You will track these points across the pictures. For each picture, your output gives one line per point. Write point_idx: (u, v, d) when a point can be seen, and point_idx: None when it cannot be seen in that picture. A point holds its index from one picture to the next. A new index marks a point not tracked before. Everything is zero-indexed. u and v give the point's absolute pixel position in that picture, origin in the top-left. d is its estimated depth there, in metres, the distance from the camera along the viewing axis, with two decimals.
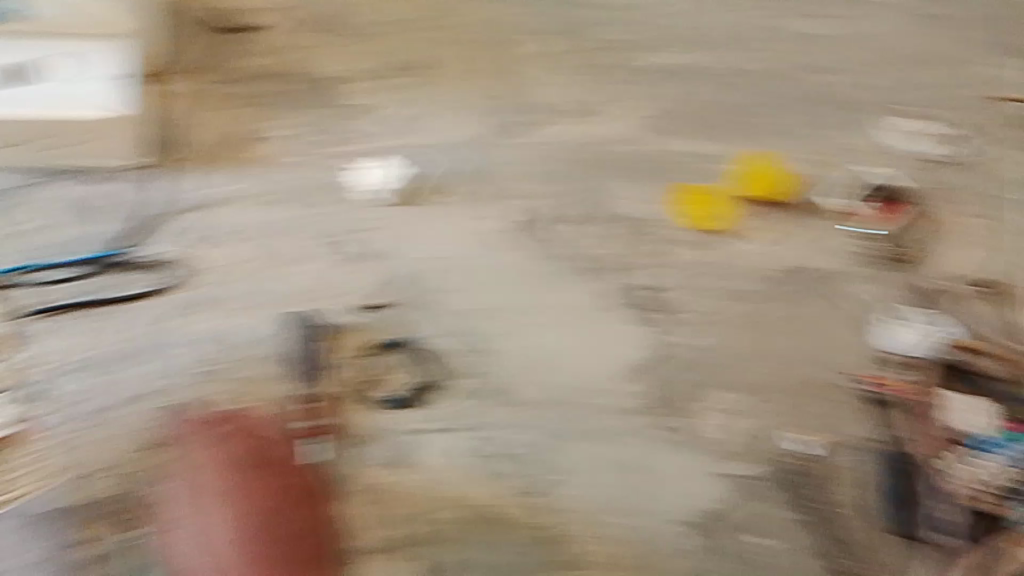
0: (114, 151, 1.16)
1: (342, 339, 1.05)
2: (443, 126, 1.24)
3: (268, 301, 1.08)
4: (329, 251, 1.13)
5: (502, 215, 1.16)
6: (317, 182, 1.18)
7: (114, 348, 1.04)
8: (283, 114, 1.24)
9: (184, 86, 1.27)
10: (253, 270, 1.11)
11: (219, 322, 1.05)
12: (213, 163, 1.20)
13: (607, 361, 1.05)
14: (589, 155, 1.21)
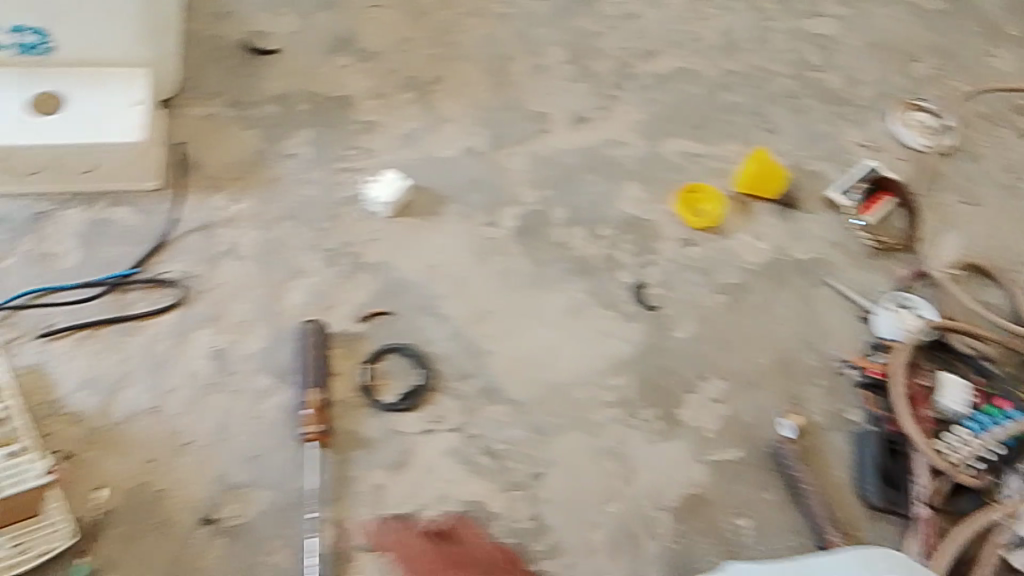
0: (405, 308, 1.23)
1: (589, 496, 1.13)
2: (695, 284, 1.32)
3: (543, 468, 1.14)
4: (607, 432, 1.17)
5: (776, 393, 1.23)
6: (586, 354, 1.23)
7: (399, 513, 1.08)
8: (546, 281, 1.29)
9: (455, 235, 1.32)
10: (536, 441, 1.15)
11: (459, 487, 1.10)
12: (476, 316, 1.24)
13: (837, 531, 1.13)
14: (842, 324, 1.30)
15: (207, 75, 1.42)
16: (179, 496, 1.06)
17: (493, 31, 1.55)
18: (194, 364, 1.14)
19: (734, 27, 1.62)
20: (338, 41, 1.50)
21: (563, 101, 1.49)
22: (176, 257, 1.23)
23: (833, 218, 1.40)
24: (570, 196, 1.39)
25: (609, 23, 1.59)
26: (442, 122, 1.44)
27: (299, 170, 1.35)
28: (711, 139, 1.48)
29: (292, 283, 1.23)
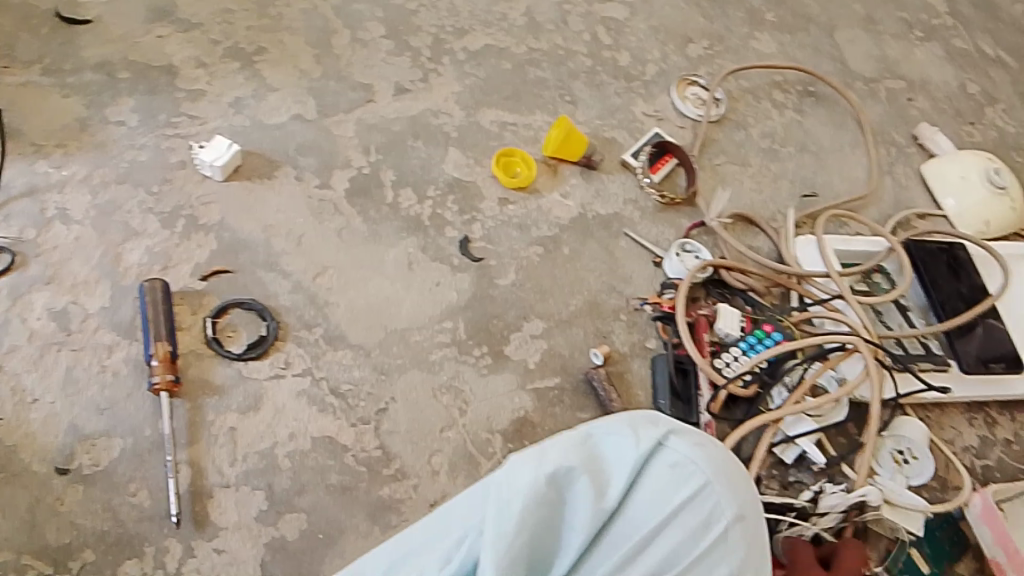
0: (244, 265, 1.31)
1: (431, 424, 1.26)
2: (514, 237, 1.48)
3: (386, 403, 1.26)
4: (442, 370, 1.31)
5: (586, 329, 1.42)
6: (419, 301, 1.36)
7: (254, 452, 1.17)
8: (381, 237, 1.41)
9: (289, 194, 1.40)
10: (379, 381, 1.27)
11: (311, 421, 1.21)
12: (316, 270, 1.34)
13: None
14: (642, 271, 1.51)
15: (23, 43, 1.41)
16: (29, 448, 1.10)
17: (317, 7, 1.63)
18: (34, 324, 1.18)
19: (537, 9, 1.80)
20: (157, 11, 1.51)
21: (385, 73, 1.60)
22: (7, 223, 1.25)
23: (627, 178, 1.61)
24: (398, 160, 1.50)
25: (423, 3, 1.72)
26: (270, 90, 1.50)
27: (127, 136, 1.37)
28: (522, 109, 1.65)
29: (129, 243, 1.28)
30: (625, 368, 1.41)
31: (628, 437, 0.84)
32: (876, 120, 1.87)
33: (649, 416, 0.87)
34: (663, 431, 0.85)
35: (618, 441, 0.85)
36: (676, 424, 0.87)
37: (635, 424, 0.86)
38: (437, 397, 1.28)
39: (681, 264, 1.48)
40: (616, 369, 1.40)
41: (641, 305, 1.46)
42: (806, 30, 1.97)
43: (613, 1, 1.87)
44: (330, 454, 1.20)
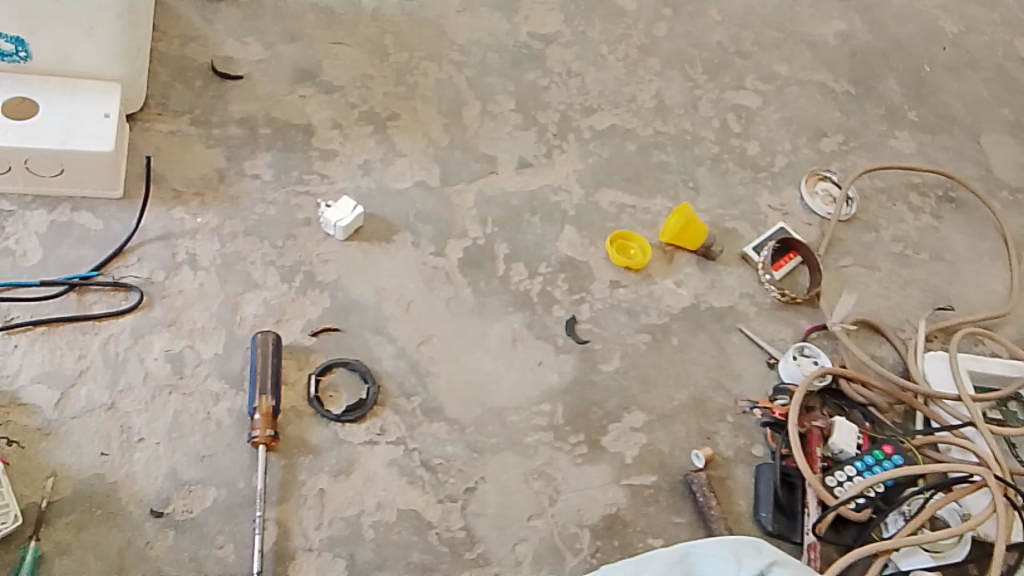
0: (352, 326, 1.33)
1: (519, 510, 1.22)
2: (623, 323, 1.44)
3: (476, 483, 1.23)
4: (536, 454, 1.28)
5: (689, 426, 1.36)
6: (520, 379, 1.34)
7: (340, 518, 1.16)
8: (488, 311, 1.40)
9: (403, 259, 1.42)
10: (471, 459, 1.25)
11: (400, 492, 1.20)
12: (421, 338, 1.34)
13: None
14: (754, 372, 1.44)
15: (177, 93, 1.49)
16: (128, 488, 1.12)
17: (451, 77, 1.67)
18: (151, 365, 1.22)
19: (667, 93, 1.79)
20: (302, 73, 1.58)
21: (509, 146, 1.61)
22: (140, 263, 1.30)
23: (746, 271, 1.55)
24: (513, 234, 1.50)
25: (554, 80, 1.74)
26: (397, 155, 1.53)
27: (259, 190, 1.42)
28: (642, 192, 1.63)
29: (248, 294, 1.32)
30: (727, 474, 1.33)
31: (730, 563, 1.05)
32: (1022, 232, 1.75)
33: (753, 545, 1.07)
34: (765, 562, 1.05)
35: (720, 566, 1.06)
36: (776, 557, 1.06)
37: (738, 551, 1.06)
38: (528, 482, 1.25)
39: (796, 368, 1.40)
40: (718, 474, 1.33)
41: (748, 408, 1.39)
42: (949, 132, 1.88)
43: (746, 89, 1.84)
44: (415, 529, 1.18)
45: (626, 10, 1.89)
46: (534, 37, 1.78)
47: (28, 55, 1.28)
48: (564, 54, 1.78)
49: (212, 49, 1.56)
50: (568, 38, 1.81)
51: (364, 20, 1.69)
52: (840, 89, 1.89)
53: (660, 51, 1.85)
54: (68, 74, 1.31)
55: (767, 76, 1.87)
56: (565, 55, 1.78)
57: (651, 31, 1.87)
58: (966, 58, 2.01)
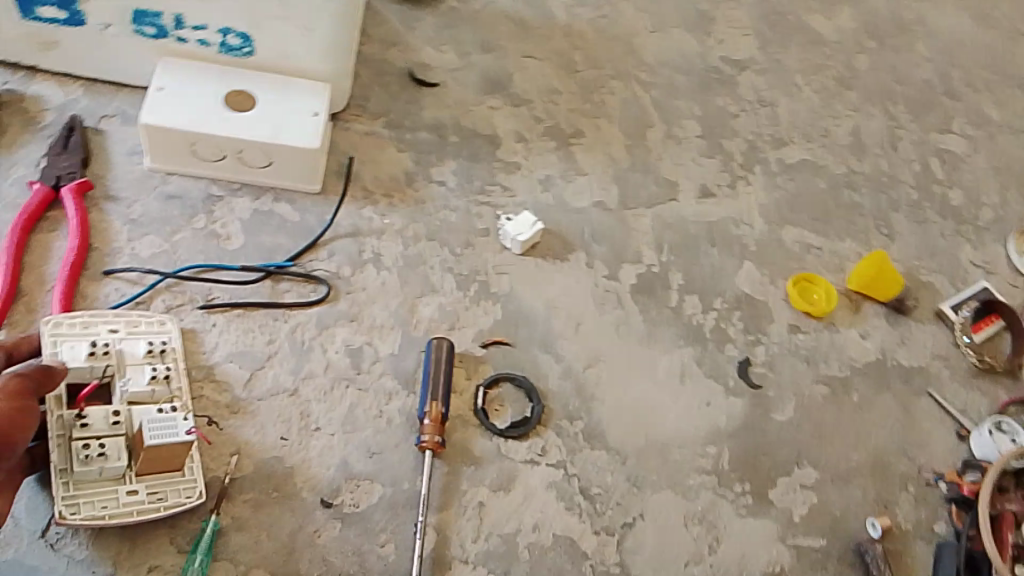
0: (522, 341, 1.33)
1: (678, 554, 1.18)
2: (799, 370, 1.37)
3: (634, 518, 1.20)
4: (698, 497, 1.23)
5: (865, 491, 1.27)
6: (686, 417, 1.29)
7: (497, 533, 1.16)
8: (658, 341, 1.36)
9: (577, 279, 1.40)
10: (631, 493, 1.22)
11: (558, 517, 1.18)
12: (590, 361, 1.32)
13: None
14: (941, 443, 1.33)
15: (374, 95, 1.53)
16: (303, 474, 1.16)
17: (637, 98, 1.64)
18: (331, 356, 1.26)
19: (864, 130, 1.69)
20: (492, 83, 1.60)
21: (692, 173, 1.57)
22: (331, 258, 1.34)
23: (939, 330, 1.44)
24: (690, 265, 1.45)
25: (744, 107, 1.68)
26: (579, 173, 1.52)
27: (444, 196, 1.45)
28: (830, 233, 1.54)
29: (425, 298, 1.34)
30: (906, 550, 1.23)
31: None
32: None
33: None
34: None
35: None
36: None
37: None
38: (690, 527, 1.20)
39: (991, 442, 1.29)
40: (896, 549, 1.23)
41: (934, 480, 1.29)
42: None
43: (953, 132, 1.71)
44: (570, 557, 1.15)
45: (825, 39, 1.80)
46: (726, 62, 1.73)
47: (252, 50, 1.37)
48: (756, 81, 1.72)
49: (410, 54, 1.60)
50: (761, 65, 1.74)
51: (556, 35, 1.69)
52: None
53: (860, 84, 1.75)
54: (284, 70, 1.38)
55: (978, 120, 1.73)
56: (757, 82, 1.72)
57: (850, 63, 1.77)
58: None
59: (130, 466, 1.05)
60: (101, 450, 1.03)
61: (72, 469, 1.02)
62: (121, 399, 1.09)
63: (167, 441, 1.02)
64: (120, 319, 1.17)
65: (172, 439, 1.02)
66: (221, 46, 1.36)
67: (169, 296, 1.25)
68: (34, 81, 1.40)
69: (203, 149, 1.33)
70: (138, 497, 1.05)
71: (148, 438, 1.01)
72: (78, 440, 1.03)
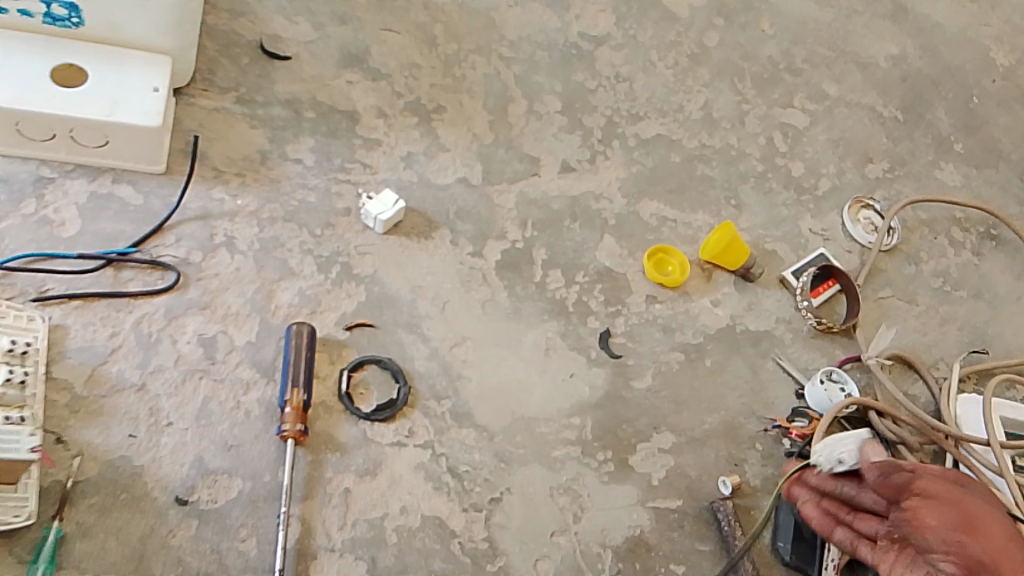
0: (386, 322, 1.31)
1: (545, 525, 1.21)
2: (657, 339, 1.42)
3: (501, 493, 1.22)
4: (563, 468, 1.26)
5: (718, 452, 1.35)
6: (551, 390, 1.32)
7: (364, 520, 1.15)
8: (523, 316, 1.38)
9: (441, 257, 1.40)
10: (498, 469, 1.23)
11: (427, 497, 1.19)
12: (456, 340, 1.32)
13: None
14: (786, 401, 1.42)
15: (222, 69, 1.45)
16: (153, 474, 1.11)
17: (499, 72, 1.64)
18: (182, 348, 1.20)
19: (715, 105, 1.76)
20: (350, 57, 1.54)
21: (554, 149, 1.58)
22: (178, 244, 1.27)
23: (783, 295, 1.54)
24: (553, 239, 1.47)
25: (603, 83, 1.71)
26: (440, 149, 1.51)
27: (301, 176, 1.40)
28: (685, 206, 1.59)
29: (283, 282, 1.29)
30: (753, 504, 1.32)
31: None
32: None
33: None
34: None
35: None
36: None
37: None
38: (557, 498, 1.24)
39: (824, 393, 1.38)
40: (744, 504, 1.32)
41: (769, 428, 1.39)
42: (995, 167, 1.85)
43: (795, 107, 1.81)
44: (440, 537, 1.17)
45: (678, 15, 1.85)
46: (585, 38, 1.75)
47: (81, 22, 1.24)
48: (614, 57, 1.75)
49: (260, 26, 1.52)
50: (618, 41, 1.77)
51: (415, 6, 1.65)
52: (889, 114, 1.86)
53: (711, 61, 1.81)
54: (117, 44, 1.28)
55: (817, 95, 1.84)
56: (616, 58, 1.75)
57: (702, 39, 1.84)
58: (1018, 91, 1.97)
59: None
60: None
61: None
62: None
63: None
64: None
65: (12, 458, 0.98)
66: (45, 17, 1.22)
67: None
68: None
69: (28, 128, 1.22)
70: None
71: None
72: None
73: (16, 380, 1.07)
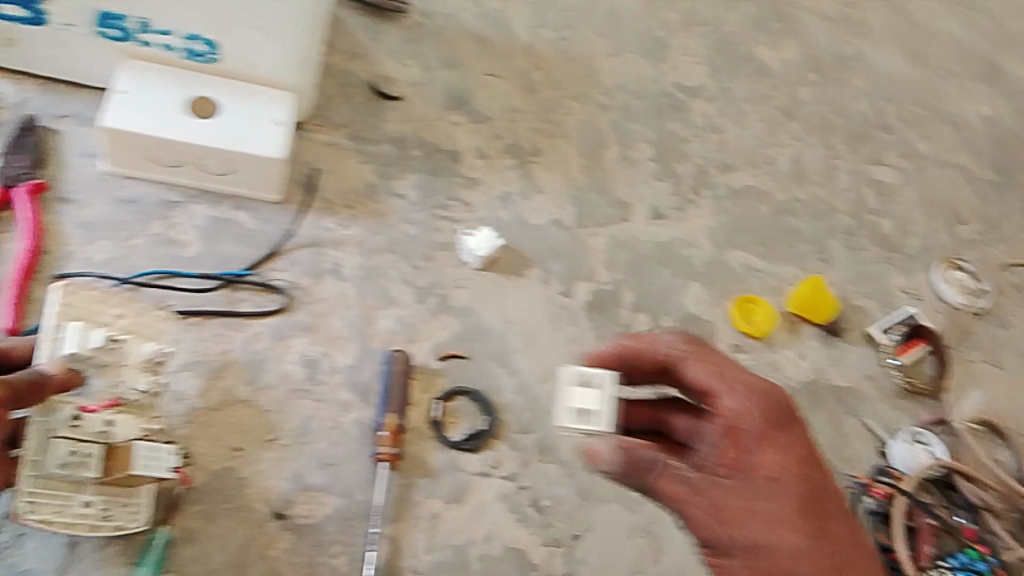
0: (478, 354, 1.36)
1: (623, 564, 1.24)
2: None
3: (583, 531, 1.25)
4: (644, 509, 1.28)
5: None
6: None
7: (449, 544, 1.20)
8: None
9: (532, 294, 1.44)
10: (580, 505, 1.26)
11: (512, 527, 1.23)
12: (544, 376, 1.36)
13: None
14: (867, 460, 1.44)
15: (337, 106, 1.54)
16: (255, 485, 1.18)
17: (594, 119, 1.69)
18: (288, 367, 1.27)
19: (805, 158, 1.77)
20: (455, 99, 1.62)
21: (646, 195, 1.63)
22: (289, 269, 1.35)
23: (869, 351, 1.54)
24: (641, 283, 1.51)
25: (696, 133, 1.74)
26: (536, 190, 1.56)
27: (404, 209, 1.47)
28: (773, 257, 1.61)
29: (383, 309, 1.36)
30: None
31: None
32: None
33: None
34: None
35: None
36: None
37: None
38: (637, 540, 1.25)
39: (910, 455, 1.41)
40: None
41: (850, 484, 1.40)
42: None
43: (887, 164, 1.81)
44: (522, 567, 1.21)
45: (773, 69, 1.88)
46: (680, 89, 1.79)
47: (218, 58, 1.34)
48: (708, 108, 1.79)
49: (373, 67, 1.61)
50: (712, 92, 1.81)
51: (517, 52, 1.72)
52: (984, 175, 1.85)
53: (803, 115, 1.83)
54: (251, 79, 1.36)
55: (910, 152, 1.84)
56: (709, 109, 1.79)
57: (795, 93, 1.86)
58: None
59: (97, 479, 1.02)
60: (82, 457, 0.99)
61: (46, 470, 0.98)
62: (104, 402, 1.06)
63: (148, 472, 1.01)
64: (124, 306, 1.10)
65: (155, 475, 1.01)
66: (187, 52, 1.33)
67: None
68: None
69: (166, 154, 1.32)
70: (91, 510, 1.03)
71: (132, 465, 1.00)
72: (65, 439, 0.99)
73: (150, 392, 1.10)
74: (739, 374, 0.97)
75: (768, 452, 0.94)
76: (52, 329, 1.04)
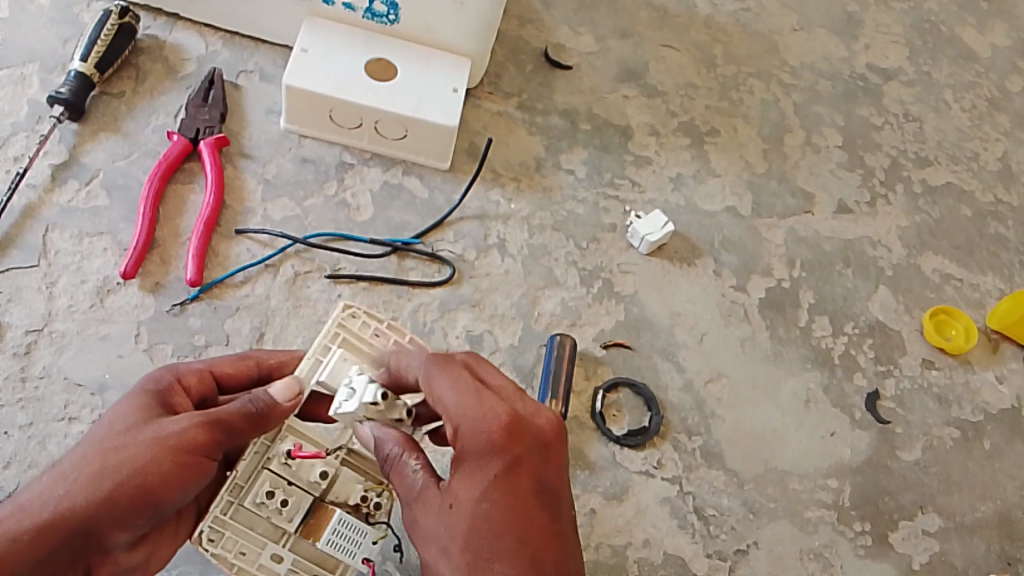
0: (643, 346, 1.28)
1: None
2: (930, 410, 1.30)
3: (748, 546, 1.17)
4: (816, 532, 1.19)
5: (989, 545, 1.22)
6: (808, 446, 1.24)
7: (608, 544, 1.13)
8: (785, 361, 1.31)
9: (703, 287, 1.35)
10: (747, 519, 1.18)
11: (674, 533, 1.16)
12: (712, 375, 1.27)
13: None
14: None
15: (508, 74, 1.48)
16: None
17: (777, 100, 1.56)
18: (453, 341, 1.23)
19: (1012, 156, 1.59)
20: (629, 72, 1.53)
21: (831, 186, 1.49)
22: (455, 241, 1.31)
23: None
24: (822, 283, 1.39)
25: (889, 120, 1.58)
26: (711, 174, 1.46)
27: (572, 186, 1.40)
28: (972, 265, 1.45)
29: (548, 290, 1.30)
30: None
31: None
32: None
33: None
34: None
35: None
36: None
37: None
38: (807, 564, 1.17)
39: None
40: None
41: None
42: None
43: None
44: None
45: (977, 56, 1.70)
46: (872, 71, 1.64)
47: (396, 19, 1.32)
48: (904, 93, 1.62)
49: (546, 34, 1.54)
50: (910, 76, 1.64)
51: (696, 25, 1.61)
52: None
53: (1011, 108, 1.65)
54: (427, 43, 1.34)
55: None
56: (905, 95, 1.62)
57: (1002, 83, 1.68)
58: None
59: (296, 531, 0.87)
60: (283, 503, 0.85)
61: (242, 503, 0.84)
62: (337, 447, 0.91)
63: (338, 554, 0.87)
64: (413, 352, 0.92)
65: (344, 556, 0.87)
66: (367, 12, 1.32)
67: (299, 262, 1.24)
68: (178, 29, 1.38)
69: (340, 116, 1.30)
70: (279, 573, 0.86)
71: (324, 539, 0.87)
72: (273, 475, 0.86)
73: None
74: (465, 394, 0.79)
75: (458, 488, 0.78)
76: (320, 347, 0.89)
